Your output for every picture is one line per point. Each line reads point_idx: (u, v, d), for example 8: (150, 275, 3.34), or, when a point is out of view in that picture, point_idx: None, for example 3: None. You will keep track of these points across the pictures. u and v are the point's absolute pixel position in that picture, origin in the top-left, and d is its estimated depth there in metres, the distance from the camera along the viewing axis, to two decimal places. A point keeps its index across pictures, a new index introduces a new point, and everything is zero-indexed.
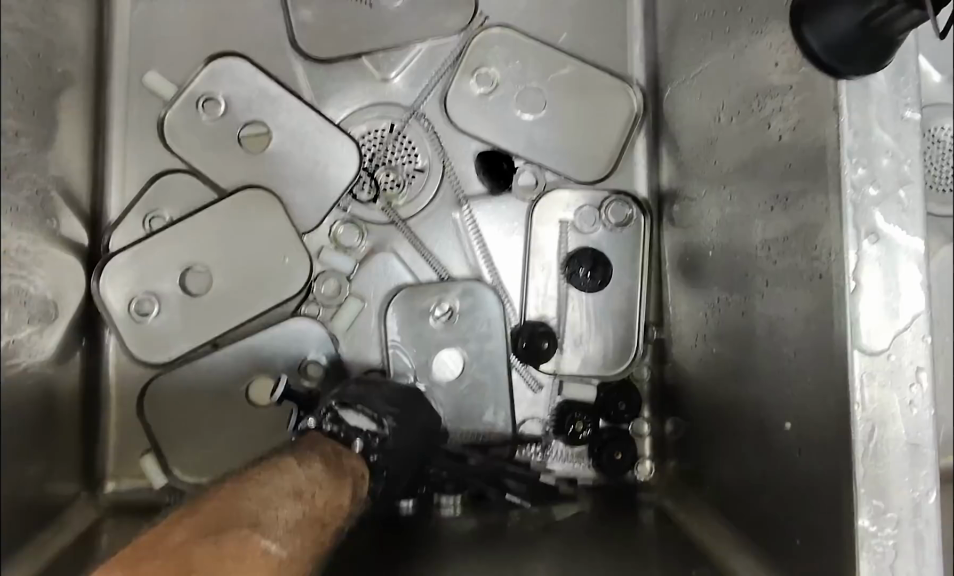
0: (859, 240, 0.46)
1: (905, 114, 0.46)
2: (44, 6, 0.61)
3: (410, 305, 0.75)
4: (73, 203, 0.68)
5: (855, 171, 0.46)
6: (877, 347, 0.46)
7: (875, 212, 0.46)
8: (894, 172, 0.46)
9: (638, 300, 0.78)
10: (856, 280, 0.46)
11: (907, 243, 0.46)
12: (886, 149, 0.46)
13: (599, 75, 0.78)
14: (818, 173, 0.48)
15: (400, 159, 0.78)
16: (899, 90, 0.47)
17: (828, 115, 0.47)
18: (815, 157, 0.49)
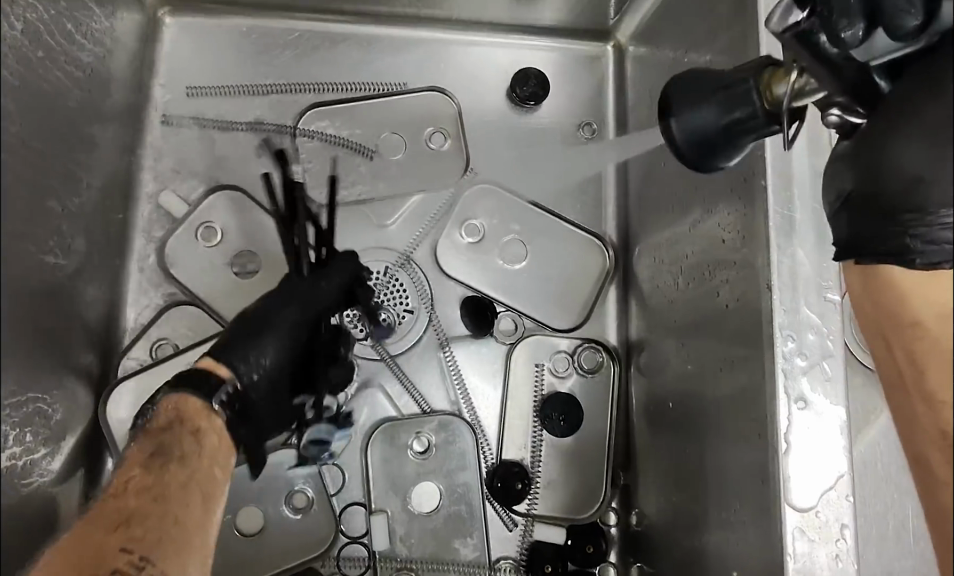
0: (790, 405, 0.52)
1: (827, 295, 0.53)
2: (85, 148, 0.68)
3: (388, 440, 0.78)
4: (89, 328, 0.72)
5: (786, 344, 0.52)
6: (804, 505, 0.50)
7: (803, 381, 0.52)
8: (818, 347, 0.52)
9: (606, 442, 0.82)
10: (787, 443, 0.51)
11: (834, 407, 0.52)
12: (812, 326, 0.53)
13: (575, 234, 0.87)
14: (756, 342, 0.55)
15: (391, 301, 0.83)
16: (821, 273, 0.53)
17: (763, 291, 0.54)
18: (754, 326, 0.55)
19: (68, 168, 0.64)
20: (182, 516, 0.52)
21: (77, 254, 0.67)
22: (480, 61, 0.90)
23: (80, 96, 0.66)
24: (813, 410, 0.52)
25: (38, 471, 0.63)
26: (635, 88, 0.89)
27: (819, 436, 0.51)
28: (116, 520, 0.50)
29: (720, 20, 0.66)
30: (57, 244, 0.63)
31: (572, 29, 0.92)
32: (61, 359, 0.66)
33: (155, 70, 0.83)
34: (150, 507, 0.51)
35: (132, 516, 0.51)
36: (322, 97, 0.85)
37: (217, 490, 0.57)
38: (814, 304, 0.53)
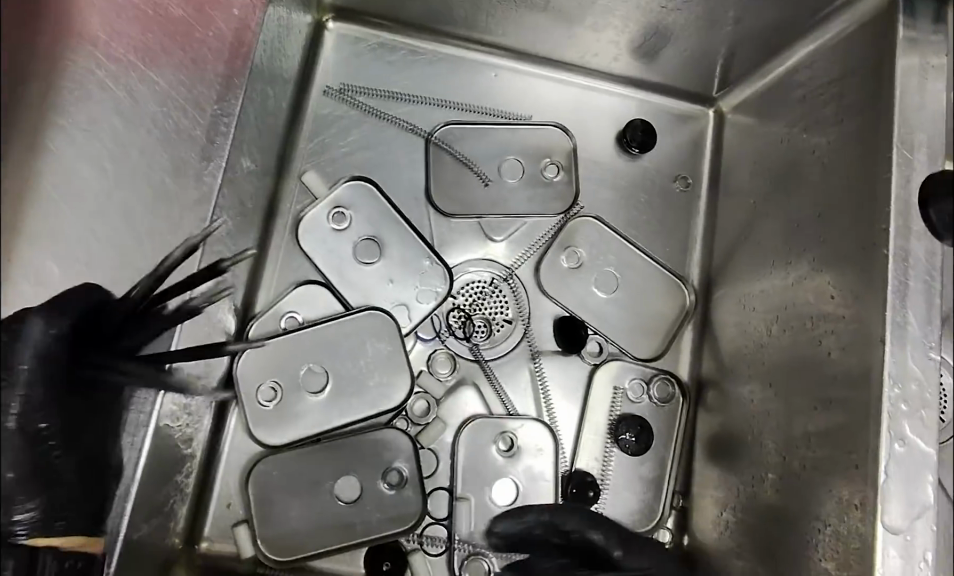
0: (891, 443, 0.59)
1: (930, 353, 0.60)
2: (263, 130, 0.76)
3: (478, 436, 0.85)
4: (235, 294, 0.78)
5: (893, 389, 0.60)
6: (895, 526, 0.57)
7: (904, 423, 0.59)
8: (918, 395, 0.59)
9: (668, 468, 0.90)
10: (885, 473, 0.58)
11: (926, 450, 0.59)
12: (915, 378, 0.60)
13: (663, 274, 0.95)
14: (862, 389, 0.62)
15: (493, 311, 0.90)
16: (927, 334, 0.61)
17: (875, 345, 0.61)
18: (860, 375, 0.63)
19: (254, 150, 0.73)
20: None
21: (241, 223, 0.75)
22: (598, 104, 0.99)
23: (272, 85, 0.74)
24: (911, 446, 0.59)
25: (184, 422, 0.68)
26: (734, 154, 0.96)
27: (912, 471, 0.58)
28: None
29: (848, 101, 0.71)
30: (236, 207, 0.71)
31: (679, 90, 1.00)
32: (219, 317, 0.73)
33: (314, 71, 0.91)
34: None
35: None
36: (454, 114, 0.93)
37: None
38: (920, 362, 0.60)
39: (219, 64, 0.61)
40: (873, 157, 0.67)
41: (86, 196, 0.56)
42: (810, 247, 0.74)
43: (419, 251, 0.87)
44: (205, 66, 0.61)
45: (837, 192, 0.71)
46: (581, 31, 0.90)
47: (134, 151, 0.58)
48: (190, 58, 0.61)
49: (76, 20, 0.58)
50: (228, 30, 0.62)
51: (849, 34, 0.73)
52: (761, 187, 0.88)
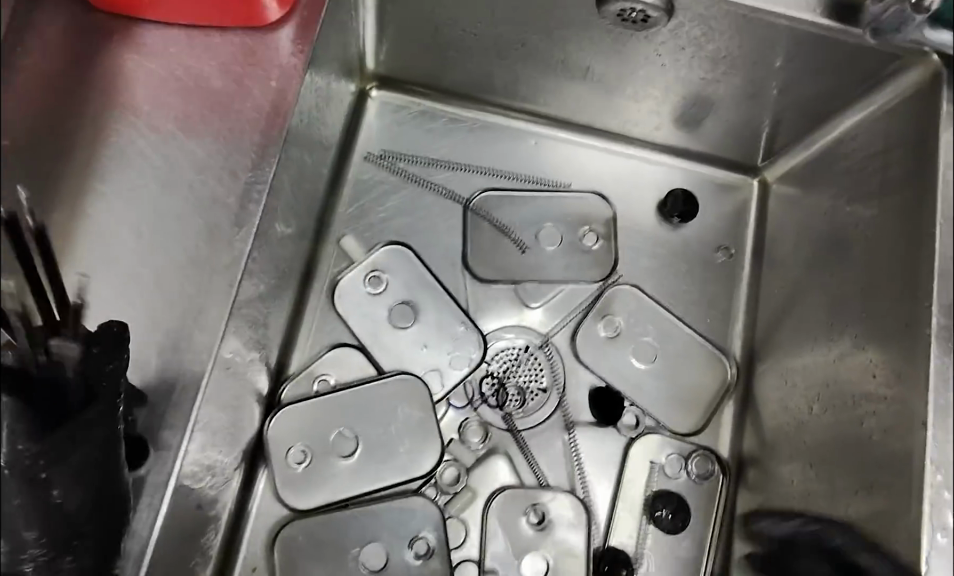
0: (933, 533, 0.58)
1: None
2: (304, 195, 0.77)
3: (509, 507, 0.83)
4: (269, 355, 0.79)
5: (935, 477, 0.59)
6: None
7: (946, 513, 0.58)
8: None
9: (708, 549, 0.86)
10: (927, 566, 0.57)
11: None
12: None
13: (704, 346, 0.93)
14: (903, 477, 0.61)
15: (527, 378, 0.89)
16: None
17: (916, 429, 0.61)
18: (901, 461, 0.62)
19: (293, 214, 0.74)
20: None
21: (278, 285, 0.76)
22: (638, 173, 0.98)
23: (313, 152, 0.75)
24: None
25: (211, 483, 0.68)
26: (779, 226, 0.94)
27: (952, 566, 0.57)
28: None
29: (892, 177, 0.70)
30: (273, 268, 0.71)
31: (722, 160, 0.99)
32: (252, 378, 0.73)
33: (357, 138, 0.93)
34: None
35: None
36: (494, 181, 0.94)
37: None
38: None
39: (252, 133, 0.60)
40: (917, 236, 0.65)
41: (122, 258, 0.58)
42: (853, 324, 0.72)
43: (456, 317, 0.87)
44: (240, 135, 0.59)
45: (881, 268, 0.69)
46: (623, 101, 0.90)
47: (171, 220, 0.58)
48: (227, 127, 0.60)
49: (123, 92, 0.61)
50: (266, 99, 0.61)
51: (893, 107, 0.71)
52: (806, 258, 0.86)
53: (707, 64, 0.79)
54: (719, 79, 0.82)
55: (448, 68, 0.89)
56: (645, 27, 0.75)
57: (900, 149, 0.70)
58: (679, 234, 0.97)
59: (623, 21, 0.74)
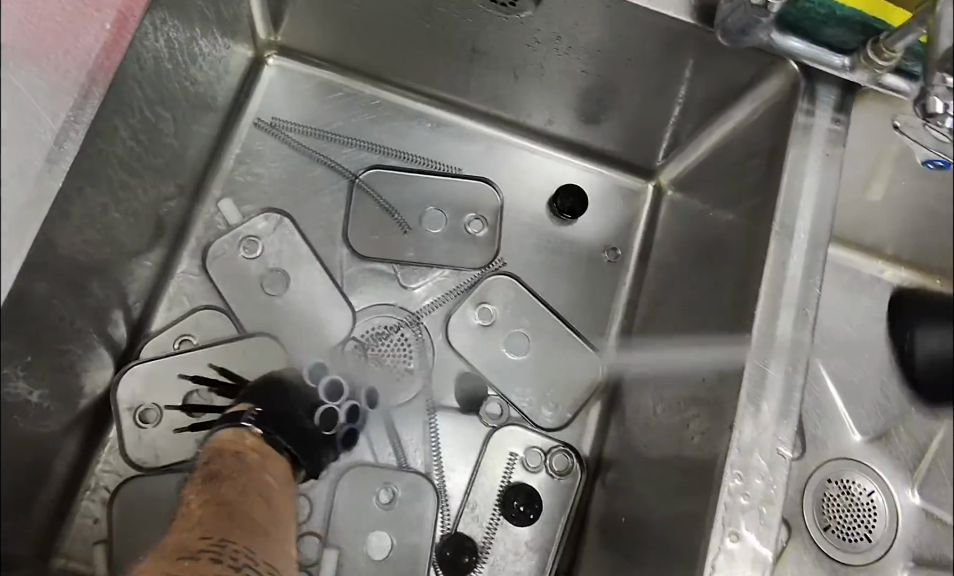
0: (723, 537, 0.57)
1: (780, 448, 0.59)
2: (170, 153, 0.76)
3: (359, 485, 0.84)
4: (124, 311, 0.78)
5: (732, 480, 0.59)
6: None
7: (740, 519, 0.58)
8: (762, 491, 0.58)
9: (555, 543, 0.86)
10: (712, 567, 0.57)
11: (763, 552, 0.57)
12: (761, 472, 0.59)
13: (577, 342, 0.94)
14: (706, 479, 0.62)
15: (396, 356, 0.90)
16: (778, 430, 0.60)
17: (725, 431, 0.61)
18: (709, 466, 0.62)
19: (154, 169, 0.73)
20: (236, 487, 0.61)
21: (136, 241, 0.75)
22: (532, 166, 0.98)
23: (178, 106, 0.73)
24: (744, 543, 0.57)
25: (47, 430, 0.68)
26: (664, 231, 0.95)
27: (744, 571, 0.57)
28: (214, 499, 0.59)
29: (751, 189, 0.71)
30: (127, 221, 0.70)
31: (621, 161, 0.97)
32: (96, 332, 0.72)
33: (249, 103, 0.92)
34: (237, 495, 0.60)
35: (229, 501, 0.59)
36: (384, 161, 0.94)
37: (270, 495, 0.63)
38: (767, 452, 0.59)
39: (80, 75, 0.55)
40: (757, 249, 0.66)
41: None
42: (701, 331, 0.73)
43: (326, 289, 0.88)
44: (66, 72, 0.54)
45: (726, 278, 0.71)
46: (512, 89, 0.89)
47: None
48: (50, 62, 0.53)
49: None
50: (97, 42, 0.56)
51: (760, 115, 0.73)
52: (680, 264, 0.86)
53: (585, 61, 0.80)
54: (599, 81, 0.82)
55: (339, 40, 0.88)
56: (512, 8, 0.75)
57: (761, 162, 0.71)
58: (567, 230, 0.98)
59: (493, 3, 0.75)
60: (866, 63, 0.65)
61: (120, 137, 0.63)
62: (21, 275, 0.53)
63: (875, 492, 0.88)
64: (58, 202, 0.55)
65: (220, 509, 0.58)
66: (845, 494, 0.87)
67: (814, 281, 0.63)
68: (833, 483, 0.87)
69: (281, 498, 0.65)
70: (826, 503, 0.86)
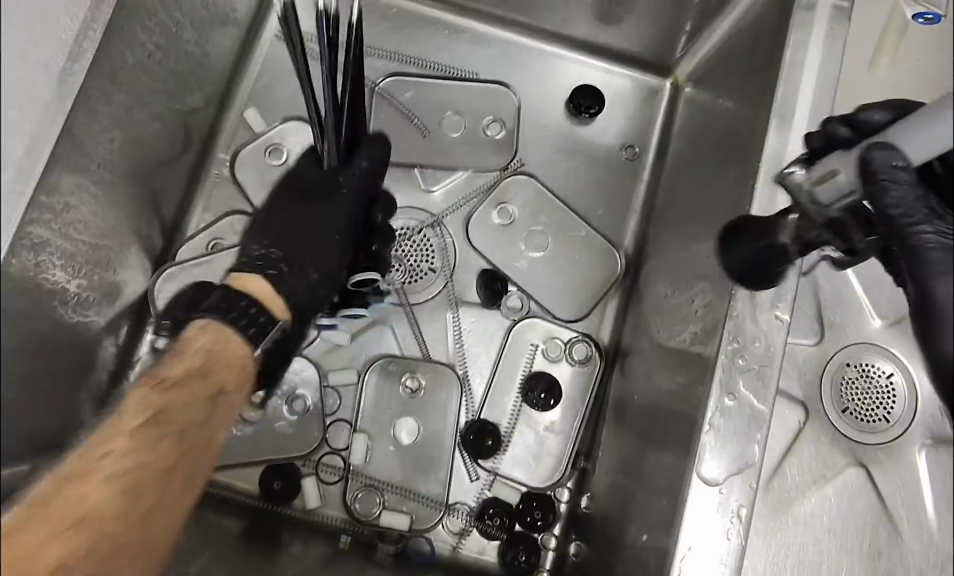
0: (721, 396, 0.63)
1: (775, 314, 0.64)
2: (192, 62, 0.80)
3: (389, 373, 0.90)
4: (159, 215, 0.84)
5: (729, 345, 0.64)
6: (709, 477, 0.62)
7: (737, 381, 0.63)
8: (761, 355, 0.63)
9: (576, 427, 0.91)
10: (709, 424, 0.63)
11: (759, 408, 0.63)
12: (756, 337, 0.64)
13: (596, 238, 0.95)
14: (707, 345, 0.67)
15: (419, 256, 0.94)
16: (778, 295, 0.64)
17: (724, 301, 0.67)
18: (710, 332, 0.68)
19: (176, 77, 0.77)
20: (184, 418, 0.61)
21: (164, 149, 0.80)
22: (549, 67, 0.99)
23: (196, 15, 0.77)
24: (741, 402, 0.63)
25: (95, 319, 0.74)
26: (680, 125, 0.96)
27: (738, 427, 0.63)
28: (150, 412, 0.58)
29: (753, 78, 0.73)
30: (153, 127, 0.75)
31: (637, 59, 0.99)
32: (133, 234, 0.79)
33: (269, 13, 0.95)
34: (188, 427, 0.61)
35: (183, 423, 0.61)
36: (404, 67, 0.97)
37: (209, 422, 0.63)
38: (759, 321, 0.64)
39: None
40: (754, 134, 0.69)
41: None
42: (709, 219, 0.77)
43: None
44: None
45: (731, 167, 0.74)
46: None
47: None
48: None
49: None
50: None
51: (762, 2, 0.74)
52: (693, 157, 0.88)
53: None
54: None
55: None
56: None
57: (760, 50, 0.73)
58: (585, 129, 1.00)
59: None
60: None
61: (138, 40, 0.67)
62: (57, 170, 0.58)
63: None
64: (83, 101, 0.60)
65: (157, 455, 0.58)
66: None
67: None
68: (852, 367, 0.72)
69: (220, 417, 0.64)
70: None
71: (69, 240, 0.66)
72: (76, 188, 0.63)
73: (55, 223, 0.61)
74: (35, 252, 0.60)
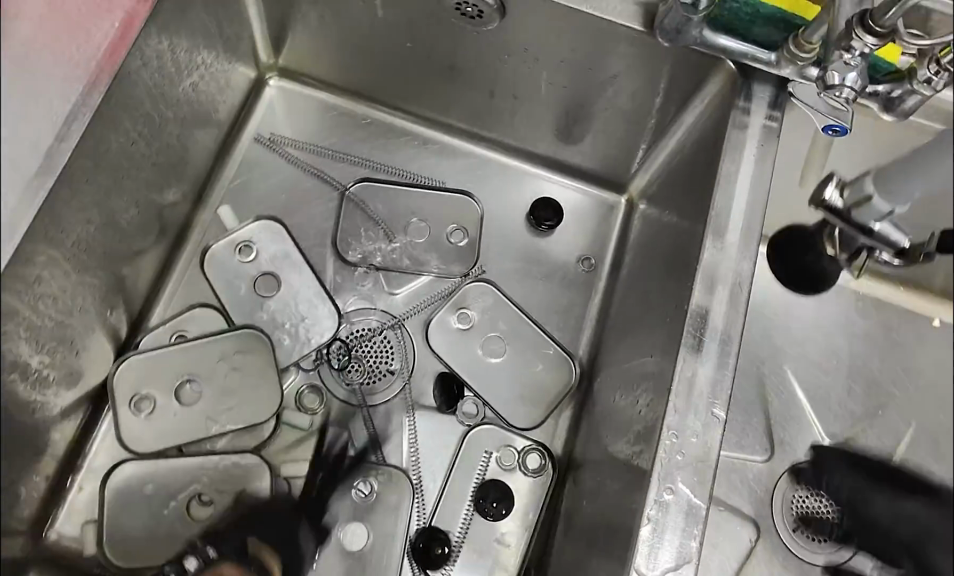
0: (660, 490, 0.66)
1: (715, 409, 0.68)
2: (172, 157, 0.83)
3: (339, 474, 0.90)
4: (125, 303, 0.85)
5: (670, 438, 0.67)
6: (649, 571, 0.64)
7: (677, 477, 0.66)
8: (698, 447, 0.67)
9: (525, 540, 0.91)
10: (648, 520, 0.65)
11: (695, 501, 0.66)
12: (697, 432, 0.67)
13: (551, 346, 0.97)
14: (650, 439, 0.70)
15: (378, 357, 0.95)
16: (714, 393, 0.68)
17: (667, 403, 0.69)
18: (648, 430, 0.72)
19: (155, 170, 0.80)
20: None
21: (138, 239, 0.82)
22: (512, 180, 1.04)
23: (180, 113, 0.80)
24: (678, 494, 0.66)
25: (50, 399, 0.74)
26: (636, 239, 1.00)
27: (679, 520, 0.65)
28: None
29: (702, 196, 0.78)
30: (129, 217, 0.77)
31: (596, 177, 1.04)
32: (98, 320, 0.79)
33: (248, 115, 0.99)
34: None
35: None
36: (373, 173, 1.01)
37: None
38: (702, 419, 0.68)
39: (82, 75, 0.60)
40: (703, 248, 0.73)
41: None
42: (659, 327, 0.80)
43: (314, 291, 0.94)
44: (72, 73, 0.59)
45: (680, 277, 0.77)
46: (490, 106, 0.96)
47: None
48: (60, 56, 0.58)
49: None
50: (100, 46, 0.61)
51: (711, 127, 0.80)
52: (646, 271, 0.92)
53: (554, 76, 0.87)
54: (563, 94, 0.89)
55: (332, 58, 0.95)
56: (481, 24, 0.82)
57: (709, 170, 0.78)
58: (544, 241, 1.03)
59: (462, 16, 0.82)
60: (791, 56, 0.73)
61: (122, 131, 0.69)
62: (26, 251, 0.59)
63: None
64: (62, 186, 0.61)
65: None
66: None
67: (744, 279, 0.72)
68: (802, 486, 0.77)
69: None
70: None
71: (34, 320, 0.66)
72: (46, 270, 0.64)
73: (22, 301, 0.62)
74: (1, 329, 0.60)
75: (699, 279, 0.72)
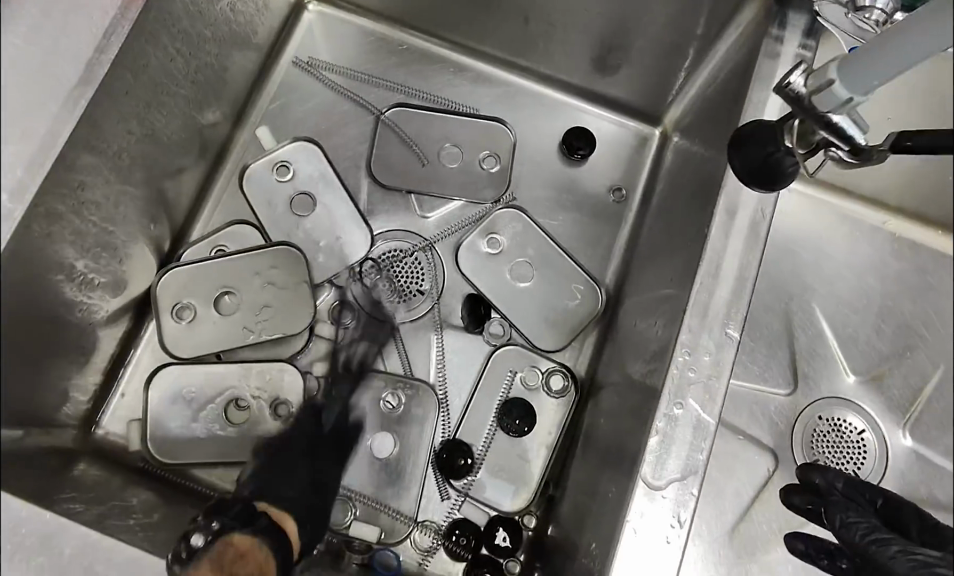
0: (670, 406, 0.69)
1: (727, 332, 0.70)
2: (211, 75, 0.86)
3: (370, 386, 0.94)
4: (168, 215, 0.89)
5: (681, 359, 0.70)
6: (655, 481, 0.67)
7: (686, 395, 0.69)
8: (707, 367, 0.69)
9: (544, 456, 0.94)
10: (658, 434, 0.68)
11: (703, 417, 0.68)
12: (708, 353, 0.70)
13: (578, 272, 0.99)
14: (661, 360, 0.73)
15: (409, 277, 0.99)
16: (726, 317, 0.70)
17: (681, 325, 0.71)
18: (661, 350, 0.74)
19: (195, 88, 0.83)
20: None
21: (178, 154, 0.86)
22: (546, 108, 1.05)
23: (218, 30, 0.83)
24: (687, 411, 0.68)
25: (98, 302, 0.80)
26: (667, 169, 1.01)
27: (686, 435, 0.68)
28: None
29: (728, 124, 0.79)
30: (169, 131, 0.81)
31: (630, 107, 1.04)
32: (142, 229, 0.84)
33: (289, 38, 1.02)
34: None
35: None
36: (407, 98, 1.03)
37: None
38: (711, 345, 0.70)
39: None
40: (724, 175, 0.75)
41: None
42: (680, 254, 0.82)
43: (347, 211, 0.98)
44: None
45: (703, 207, 0.79)
46: (522, 32, 0.97)
47: None
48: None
49: None
50: None
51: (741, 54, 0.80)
52: (674, 200, 0.93)
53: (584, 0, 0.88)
54: (593, 18, 0.90)
55: None
56: None
57: (736, 98, 0.79)
58: (575, 169, 1.05)
59: None
60: None
61: (161, 47, 0.73)
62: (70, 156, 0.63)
63: (866, 431, 0.93)
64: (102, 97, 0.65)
65: None
66: (835, 431, 0.91)
67: (764, 207, 0.73)
68: None
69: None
70: (816, 439, 0.90)
71: (80, 224, 0.71)
72: (89, 177, 0.68)
73: (68, 204, 0.67)
74: (49, 229, 0.65)
75: (718, 206, 0.74)
